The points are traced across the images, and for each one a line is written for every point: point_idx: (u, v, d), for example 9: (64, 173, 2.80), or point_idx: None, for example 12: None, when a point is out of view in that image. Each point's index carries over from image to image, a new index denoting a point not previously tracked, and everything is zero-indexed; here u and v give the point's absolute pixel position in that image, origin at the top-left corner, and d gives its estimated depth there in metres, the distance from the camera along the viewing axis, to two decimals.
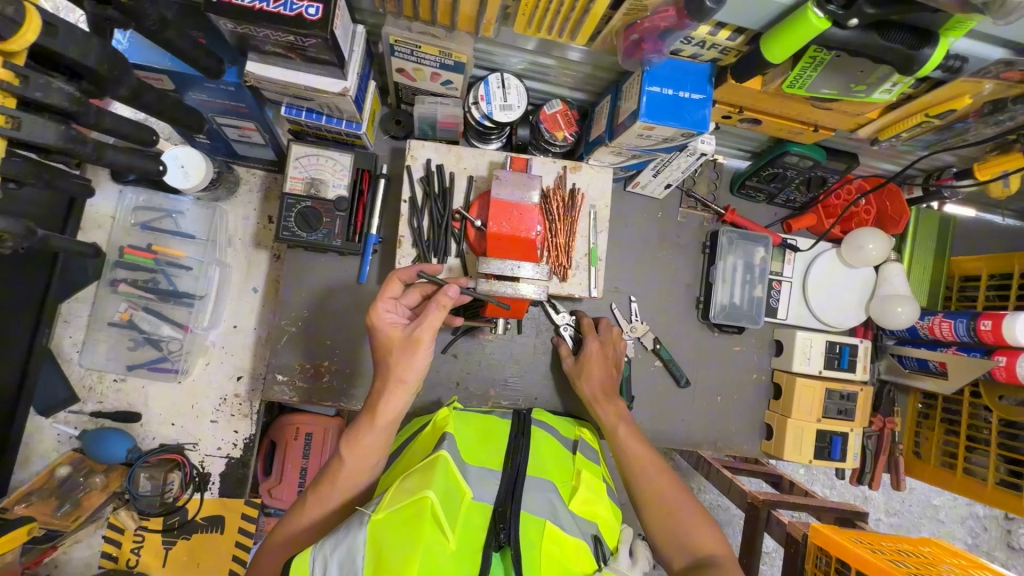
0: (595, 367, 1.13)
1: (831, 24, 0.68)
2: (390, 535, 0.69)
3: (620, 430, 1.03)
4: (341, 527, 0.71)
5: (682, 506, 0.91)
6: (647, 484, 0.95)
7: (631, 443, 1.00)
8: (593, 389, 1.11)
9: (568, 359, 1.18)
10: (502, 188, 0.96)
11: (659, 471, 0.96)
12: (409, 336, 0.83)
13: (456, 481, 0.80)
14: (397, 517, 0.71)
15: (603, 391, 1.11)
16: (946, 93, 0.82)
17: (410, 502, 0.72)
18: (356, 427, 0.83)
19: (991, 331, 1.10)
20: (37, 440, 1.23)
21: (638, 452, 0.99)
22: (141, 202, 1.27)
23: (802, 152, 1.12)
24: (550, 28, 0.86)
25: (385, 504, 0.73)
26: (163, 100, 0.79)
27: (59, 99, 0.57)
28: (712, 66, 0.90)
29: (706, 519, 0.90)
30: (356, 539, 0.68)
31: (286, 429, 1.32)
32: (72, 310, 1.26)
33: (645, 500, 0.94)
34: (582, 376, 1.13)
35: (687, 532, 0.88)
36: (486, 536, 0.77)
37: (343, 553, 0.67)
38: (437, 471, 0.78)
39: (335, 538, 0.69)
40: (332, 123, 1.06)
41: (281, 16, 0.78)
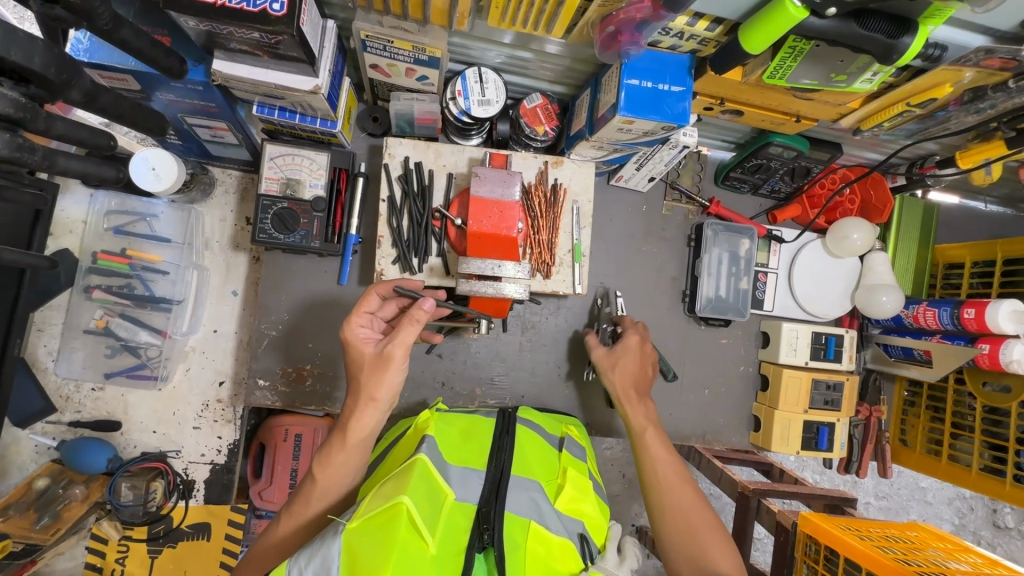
0: (629, 359, 1.08)
1: (809, 13, 0.66)
2: (367, 543, 0.68)
3: (650, 439, 0.99)
4: (317, 537, 0.70)
5: (704, 523, 0.90)
6: (672, 499, 0.92)
7: (658, 454, 0.97)
8: (622, 391, 1.06)
9: (601, 350, 1.12)
10: (482, 185, 0.95)
11: (685, 487, 0.93)
12: (381, 353, 0.80)
13: (435, 484, 0.78)
14: (374, 524, 0.70)
15: (632, 394, 1.05)
16: (925, 83, 0.81)
17: (387, 508, 0.71)
18: (328, 446, 0.82)
19: (975, 319, 1.10)
20: (14, 452, 1.21)
21: (666, 464, 0.96)
22: (113, 206, 1.24)
23: (784, 143, 1.11)
24: (525, 21, 0.84)
25: (362, 511, 0.71)
26: (123, 102, 0.76)
27: (4, 105, 0.53)
28: (691, 57, 0.88)
29: (725, 540, 0.89)
30: (331, 550, 0.67)
31: (276, 431, 1.30)
32: (46, 318, 1.23)
33: (663, 514, 0.92)
34: (614, 369, 1.08)
35: (706, 548, 0.87)
36: (469, 537, 0.76)
37: (319, 562, 0.66)
38: (415, 475, 0.76)
39: (310, 549, 0.68)
40: (306, 121, 1.03)
41: (244, 12, 0.75)
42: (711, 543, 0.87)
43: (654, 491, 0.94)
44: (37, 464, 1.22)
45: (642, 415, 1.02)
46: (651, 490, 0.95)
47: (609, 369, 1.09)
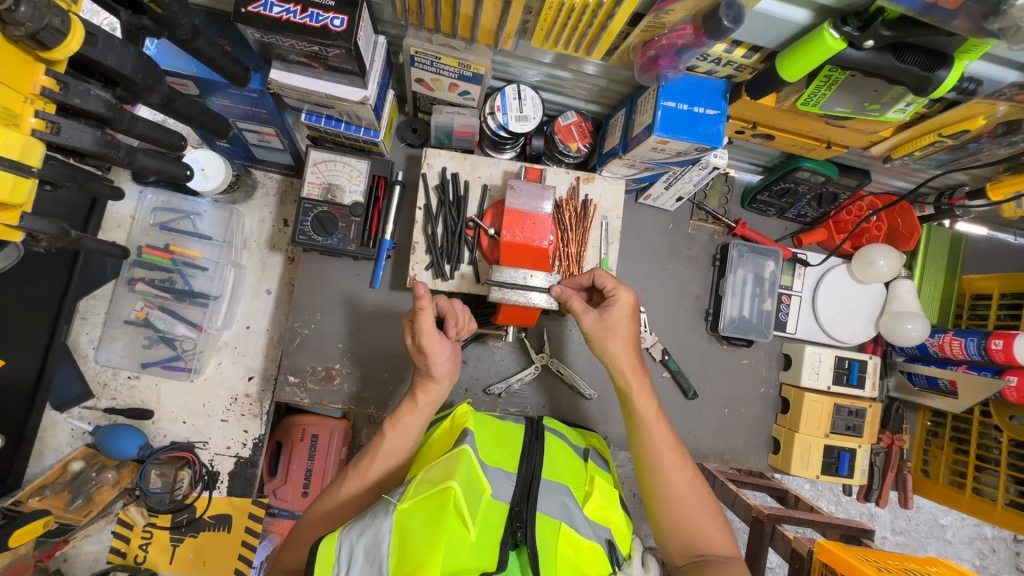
0: (621, 321, 0.93)
1: (847, 44, 0.69)
2: (413, 526, 0.71)
3: (651, 422, 0.93)
4: (369, 512, 0.74)
5: (702, 503, 0.89)
6: (673, 485, 0.89)
7: (659, 439, 0.92)
8: (623, 363, 0.93)
9: (589, 316, 0.93)
10: (516, 197, 0.98)
11: (682, 469, 0.91)
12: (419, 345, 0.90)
13: (477, 477, 0.81)
14: (421, 508, 0.74)
15: (632, 366, 0.94)
16: (957, 114, 0.83)
17: (435, 493, 0.75)
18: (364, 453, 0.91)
19: (1003, 350, 1.10)
20: (51, 434, 1.25)
21: (670, 450, 0.92)
22: (160, 203, 1.29)
23: (813, 168, 1.13)
24: (567, 42, 0.88)
25: (411, 494, 0.76)
26: (191, 106, 0.80)
27: (97, 106, 0.59)
28: (727, 83, 0.91)
29: (721, 519, 0.89)
30: (382, 527, 0.71)
31: (293, 430, 1.33)
32: (90, 307, 1.28)
33: (662, 502, 0.90)
34: (611, 337, 0.93)
35: (704, 537, 0.87)
36: (503, 533, 0.79)
37: (370, 538, 0.71)
38: (461, 467, 0.79)
39: (362, 524, 0.72)
40: (351, 130, 1.08)
41: (306, 26, 0.80)
42: (709, 528, 0.88)
43: (652, 475, 0.91)
44: (71, 447, 1.26)
45: (642, 393, 0.94)
46: (649, 474, 0.91)
47: (604, 338, 0.93)
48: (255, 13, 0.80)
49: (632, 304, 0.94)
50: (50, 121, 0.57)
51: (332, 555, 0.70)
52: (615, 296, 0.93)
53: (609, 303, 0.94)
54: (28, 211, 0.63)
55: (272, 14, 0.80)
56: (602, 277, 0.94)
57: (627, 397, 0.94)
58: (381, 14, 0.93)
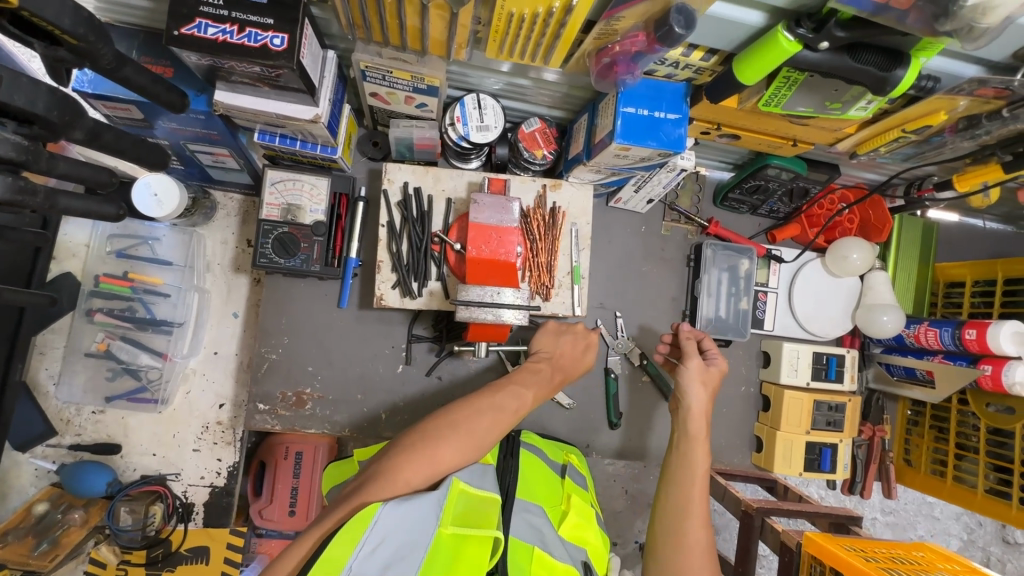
0: (710, 383, 1.04)
1: (802, 46, 0.67)
2: (444, 554, 0.66)
3: (699, 472, 0.93)
4: (415, 496, 0.70)
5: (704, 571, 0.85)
6: (690, 538, 0.86)
7: (697, 492, 0.92)
8: (694, 416, 1.00)
9: (694, 360, 1.05)
10: (480, 212, 0.96)
11: (700, 532, 0.87)
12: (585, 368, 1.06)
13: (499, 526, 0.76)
14: (454, 542, 0.67)
15: (704, 424, 1.00)
16: (922, 109, 0.81)
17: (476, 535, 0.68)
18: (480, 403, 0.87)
19: (976, 340, 1.10)
20: (14, 475, 1.21)
21: (700, 506, 0.90)
22: (115, 230, 1.25)
23: (782, 165, 1.12)
24: (521, 52, 0.84)
25: (450, 514, 0.71)
26: (124, 136, 0.75)
27: (9, 150, 0.53)
28: (687, 85, 0.89)
29: None
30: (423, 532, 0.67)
31: (277, 449, 1.30)
32: (49, 341, 1.24)
33: (669, 546, 0.86)
34: (699, 386, 1.02)
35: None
36: None
37: (405, 536, 0.65)
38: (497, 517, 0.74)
39: (407, 504, 0.68)
40: (307, 148, 1.05)
41: (244, 47, 0.76)
42: None
43: (667, 524, 0.89)
44: (36, 487, 1.21)
45: (701, 448, 0.96)
46: (665, 528, 0.88)
47: (694, 387, 1.02)
48: (188, 35, 0.75)
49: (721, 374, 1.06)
50: None
51: (366, 523, 0.63)
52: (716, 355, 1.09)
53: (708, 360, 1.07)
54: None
55: (207, 36, 0.76)
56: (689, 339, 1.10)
57: (685, 443, 0.97)
58: (327, 28, 0.89)
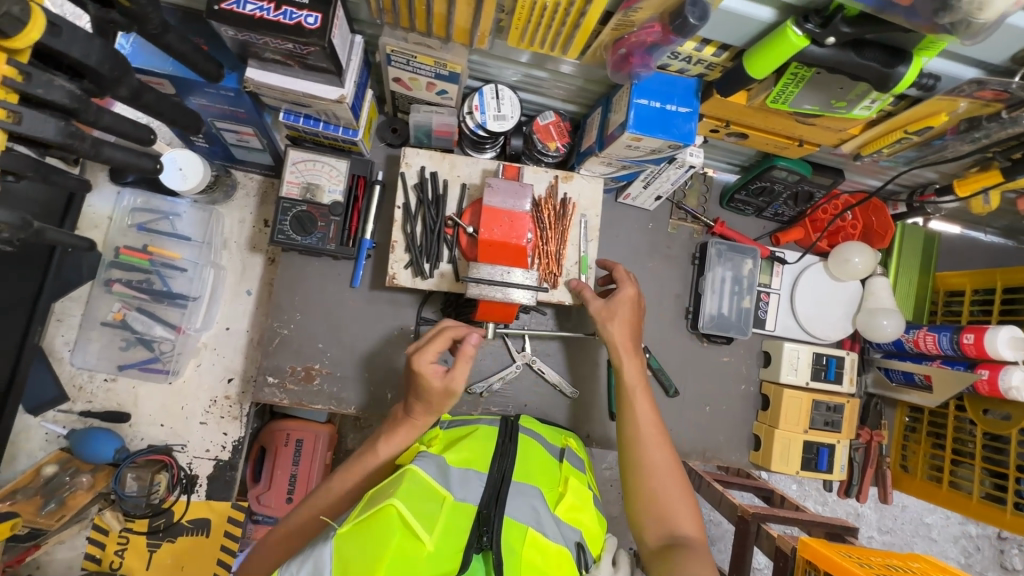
0: (622, 308, 1.04)
1: (809, 41, 0.70)
2: (356, 545, 0.69)
3: (638, 397, 0.98)
4: (309, 547, 0.72)
5: (676, 490, 0.91)
6: (650, 461, 0.92)
7: (642, 414, 0.97)
8: (621, 347, 1.02)
9: (596, 302, 1.04)
10: (494, 195, 1.00)
11: (659, 452, 0.94)
12: (449, 390, 0.88)
13: (431, 489, 0.79)
14: (367, 526, 0.72)
15: (629, 346, 1.02)
16: (922, 110, 0.84)
17: (378, 511, 0.73)
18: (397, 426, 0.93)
19: (974, 344, 1.12)
20: (25, 438, 1.23)
21: (649, 428, 0.96)
22: (138, 204, 1.29)
23: (789, 166, 1.16)
24: (541, 41, 0.88)
25: (354, 515, 0.73)
26: (162, 101, 0.79)
27: (60, 96, 0.57)
28: (698, 81, 0.93)
29: (693, 505, 0.91)
30: (322, 554, 0.69)
31: (277, 437, 1.37)
32: (66, 309, 1.26)
33: (635, 472, 0.93)
34: (613, 321, 1.03)
35: (670, 511, 0.89)
36: (468, 538, 0.76)
37: (309, 566, 0.68)
38: (410, 485, 0.77)
39: (302, 556, 0.70)
40: (330, 129, 1.09)
41: (280, 24, 0.81)
42: (680, 509, 0.89)
43: (630, 454, 0.94)
44: (46, 451, 1.24)
45: (631, 367, 1.01)
46: (630, 460, 0.94)
47: (606, 323, 1.02)
48: (227, 10, 0.80)
49: (635, 297, 1.06)
50: (11, 110, 0.55)
51: None
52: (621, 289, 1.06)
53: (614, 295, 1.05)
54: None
55: (246, 11, 0.80)
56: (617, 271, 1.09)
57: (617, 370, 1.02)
58: (358, 13, 0.94)
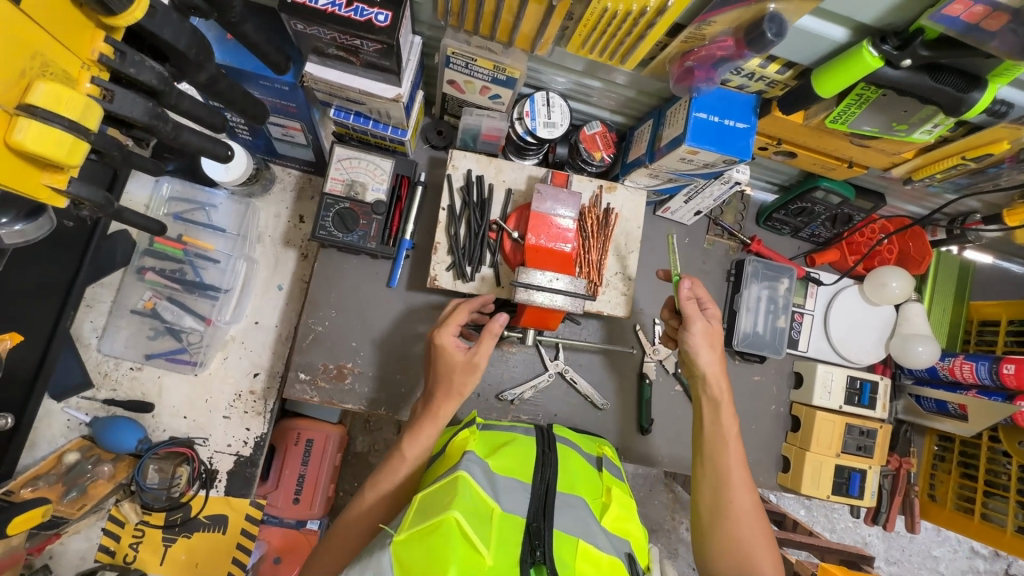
0: (715, 338, 0.98)
1: (883, 62, 0.71)
2: (413, 556, 0.67)
3: (730, 441, 0.95)
4: (365, 552, 0.70)
5: (759, 538, 0.89)
6: (736, 506, 0.90)
7: (732, 457, 0.93)
8: (715, 382, 0.96)
9: (698, 326, 0.96)
10: (542, 201, 1.00)
11: (745, 498, 0.91)
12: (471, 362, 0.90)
13: (482, 499, 0.76)
14: (420, 539, 0.68)
15: (722, 381, 0.97)
16: (983, 137, 0.85)
17: (433, 523, 0.69)
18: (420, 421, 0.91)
19: (1015, 375, 1.11)
20: (46, 424, 1.21)
21: (737, 472, 0.93)
22: (175, 193, 1.28)
23: (831, 188, 1.16)
24: (602, 49, 0.88)
25: (409, 523, 0.70)
26: (230, 88, 0.79)
27: (149, 76, 0.62)
28: (757, 98, 0.93)
29: (773, 552, 0.89)
30: (381, 563, 0.67)
31: (288, 435, 1.35)
32: (97, 295, 1.25)
33: (717, 516, 0.90)
34: (700, 355, 0.96)
35: (753, 559, 0.87)
36: (522, 551, 0.74)
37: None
38: (462, 493, 0.73)
39: (360, 564, 0.68)
40: (378, 128, 1.09)
41: (350, 20, 0.81)
42: (761, 558, 0.87)
43: (717, 496, 0.91)
44: (67, 438, 1.21)
45: (727, 409, 0.96)
46: (714, 499, 0.91)
47: (699, 349, 0.97)
48: (299, 3, 0.80)
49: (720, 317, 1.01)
50: (105, 88, 0.60)
51: None
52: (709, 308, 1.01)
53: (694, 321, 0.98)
54: (75, 177, 0.61)
55: (317, 6, 0.80)
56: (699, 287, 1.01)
57: (714, 408, 0.97)
58: (420, 14, 0.94)
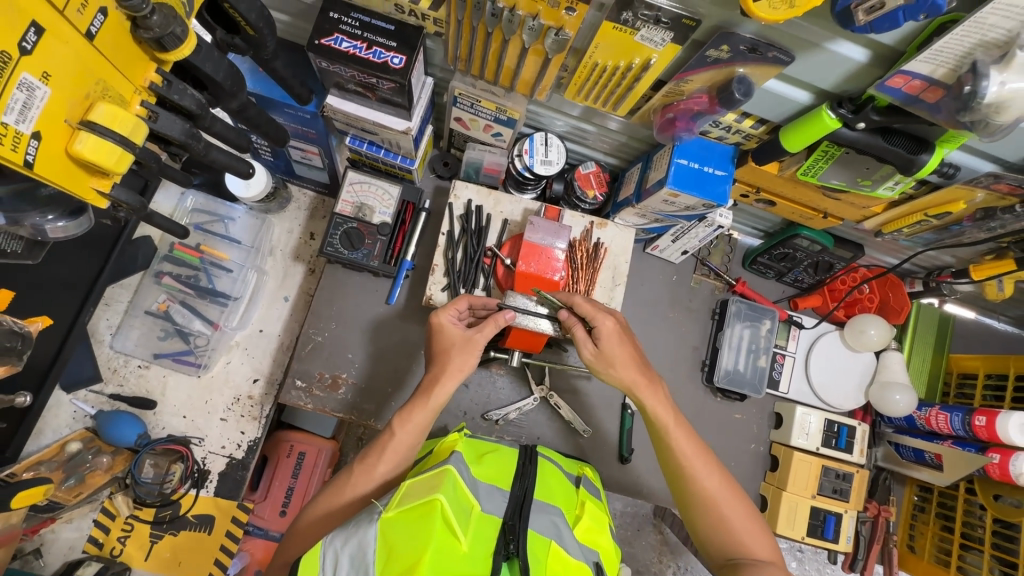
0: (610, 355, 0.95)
1: (841, 124, 0.79)
2: (397, 532, 0.72)
3: (672, 427, 0.94)
4: (353, 521, 0.75)
5: (738, 514, 0.90)
6: (705, 488, 0.91)
7: (683, 442, 0.94)
8: (639, 385, 0.95)
9: (587, 348, 0.97)
10: (534, 232, 1.07)
11: (713, 474, 0.92)
12: (469, 339, 0.95)
13: (464, 494, 0.80)
14: (406, 518, 0.73)
15: (645, 375, 0.96)
16: (942, 196, 0.92)
17: (422, 504, 0.74)
18: (411, 405, 0.92)
19: (985, 427, 1.14)
20: (53, 414, 1.27)
21: (693, 455, 0.93)
22: (198, 205, 1.38)
23: (811, 237, 1.23)
24: (593, 97, 0.97)
25: (397, 502, 0.75)
26: (257, 114, 0.89)
27: (189, 102, 0.73)
28: (735, 149, 1.01)
29: (761, 525, 0.91)
30: (367, 535, 0.71)
31: (281, 447, 1.39)
32: (115, 294, 1.33)
33: (690, 500, 0.92)
34: (614, 368, 0.96)
35: (740, 539, 0.89)
36: (496, 544, 0.78)
37: (354, 546, 0.70)
38: (448, 482, 0.77)
39: (347, 532, 0.73)
40: (389, 156, 1.18)
41: (368, 60, 0.91)
42: (745, 535, 0.89)
43: (684, 482, 0.93)
44: (71, 429, 1.27)
45: (658, 402, 0.95)
46: (683, 484, 0.93)
47: (606, 368, 0.97)
48: (324, 44, 0.90)
49: (616, 327, 0.96)
50: (151, 110, 0.69)
51: (317, 561, 0.70)
52: (596, 324, 0.96)
53: (594, 333, 0.96)
54: (117, 182, 0.70)
55: (340, 47, 0.91)
56: (581, 304, 0.97)
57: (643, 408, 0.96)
58: (433, 58, 1.05)
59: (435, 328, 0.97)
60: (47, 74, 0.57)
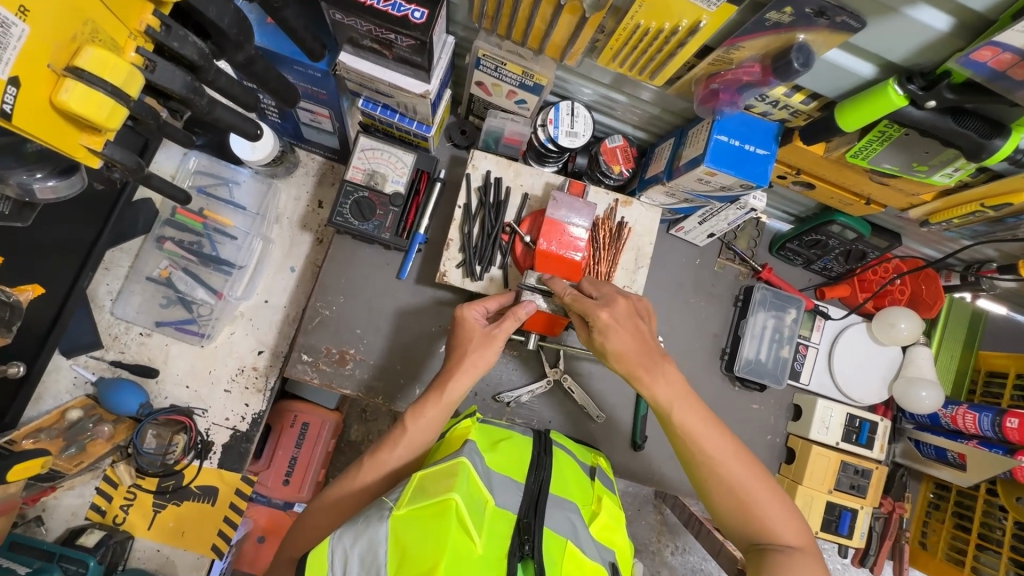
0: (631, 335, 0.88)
1: (908, 102, 0.72)
2: (409, 532, 0.68)
3: (675, 406, 0.89)
4: (361, 517, 0.70)
5: (760, 491, 0.86)
6: (721, 465, 0.87)
7: (690, 418, 0.89)
8: (630, 357, 0.89)
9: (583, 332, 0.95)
10: (557, 208, 1.01)
11: (728, 449, 0.88)
12: (488, 334, 0.90)
13: (478, 488, 0.76)
14: (419, 517, 0.69)
15: (643, 350, 0.90)
16: (1003, 185, 0.85)
17: (434, 504, 0.70)
18: (423, 400, 0.87)
19: (1017, 429, 1.08)
20: (53, 379, 1.23)
21: (703, 432, 0.88)
22: (202, 167, 1.32)
23: (847, 223, 1.16)
24: (628, 63, 0.89)
25: (408, 500, 0.71)
26: (265, 70, 0.81)
27: (191, 51, 0.65)
28: (780, 126, 0.93)
29: (787, 504, 0.87)
30: (378, 534, 0.67)
31: (285, 416, 1.36)
32: (116, 259, 1.28)
33: (706, 479, 0.88)
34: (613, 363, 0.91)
35: (764, 517, 0.85)
36: (511, 544, 0.75)
37: (364, 545, 0.67)
38: (462, 476, 0.74)
39: (355, 529, 0.68)
40: (404, 122, 1.11)
41: (387, 14, 0.83)
42: (772, 513, 0.85)
43: (698, 461, 0.88)
44: (71, 396, 1.24)
45: (657, 378, 0.89)
46: (697, 462, 0.88)
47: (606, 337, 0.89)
48: None
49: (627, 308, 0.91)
50: (147, 59, 0.62)
51: (324, 562, 0.66)
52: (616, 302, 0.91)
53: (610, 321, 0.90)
54: (111, 140, 0.64)
55: None
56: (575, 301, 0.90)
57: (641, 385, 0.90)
58: (455, 15, 0.96)
59: (457, 321, 0.93)
60: (24, 10, 0.51)
